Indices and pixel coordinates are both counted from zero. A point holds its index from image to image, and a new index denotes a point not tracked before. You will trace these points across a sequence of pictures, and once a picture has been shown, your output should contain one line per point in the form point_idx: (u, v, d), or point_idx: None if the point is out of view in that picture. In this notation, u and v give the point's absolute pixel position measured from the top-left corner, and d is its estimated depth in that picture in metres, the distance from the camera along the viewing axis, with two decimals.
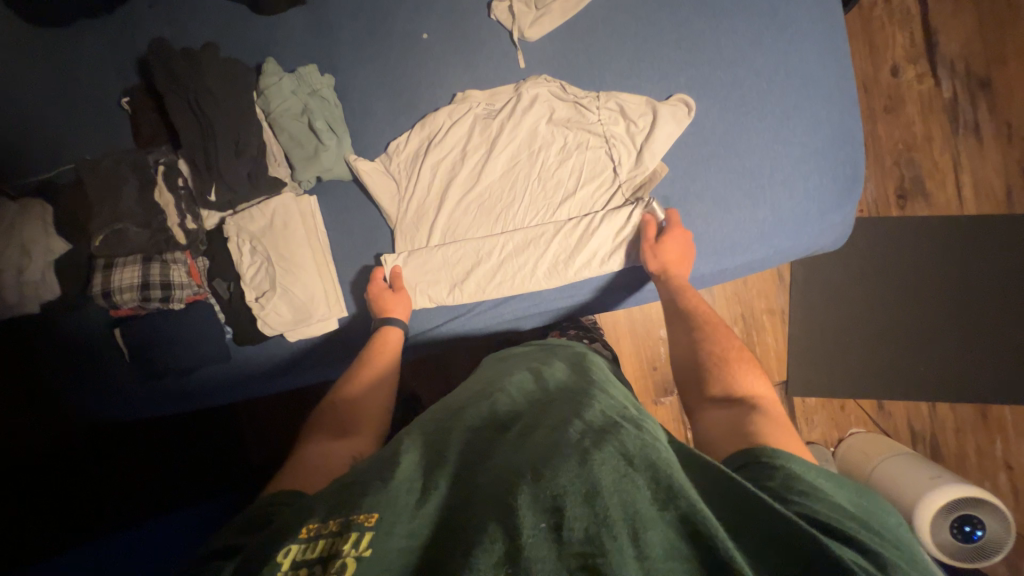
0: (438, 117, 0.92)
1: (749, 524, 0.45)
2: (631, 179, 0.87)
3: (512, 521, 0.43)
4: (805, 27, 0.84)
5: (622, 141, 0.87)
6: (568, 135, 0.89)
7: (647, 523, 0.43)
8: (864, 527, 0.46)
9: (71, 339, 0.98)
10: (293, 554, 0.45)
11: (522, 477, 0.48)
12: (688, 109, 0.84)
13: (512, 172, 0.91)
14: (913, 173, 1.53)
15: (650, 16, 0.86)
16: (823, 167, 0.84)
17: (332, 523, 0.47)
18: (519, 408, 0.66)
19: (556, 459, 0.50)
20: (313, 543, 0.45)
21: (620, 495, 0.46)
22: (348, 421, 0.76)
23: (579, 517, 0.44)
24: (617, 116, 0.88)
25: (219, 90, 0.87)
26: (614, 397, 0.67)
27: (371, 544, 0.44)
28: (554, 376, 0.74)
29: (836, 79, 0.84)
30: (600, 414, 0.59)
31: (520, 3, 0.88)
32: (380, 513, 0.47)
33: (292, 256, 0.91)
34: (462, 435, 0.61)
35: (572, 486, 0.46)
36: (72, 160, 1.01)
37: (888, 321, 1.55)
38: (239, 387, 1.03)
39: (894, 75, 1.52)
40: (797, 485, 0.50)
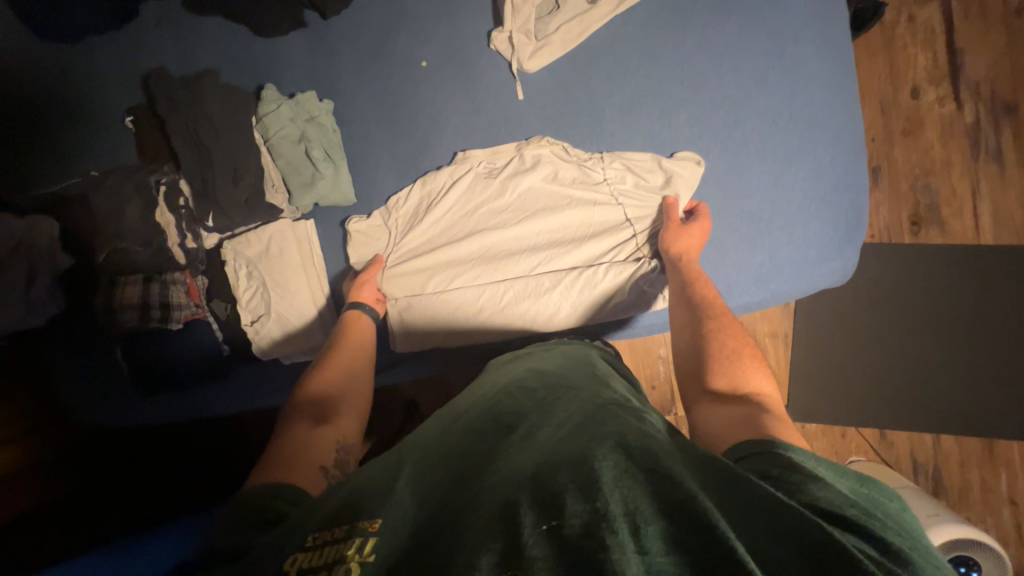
0: (438, 175, 0.92)
1: (747, 513, 0.43)
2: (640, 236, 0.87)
3: (512, 522, 0.43)
4: (814, 66, 0.81)
5: (629, 199, 0.87)
6: (572, 193, 0.89)
7: (646, 518, 0.42)
8: (866, 512, 0.44)
9: (76, 352, 1.01)
10: (299, 561, 0.45)
11: (524, 481, 0.47)
12: (697, 164, 0.83)
13: (514, 218, 0.90)
14: (930, 200, 1.48)
15: (653, 49, 0.84)
16: (825, 214, 0.82)
17: (335, 529, 0.48)
18: (523, 407, 0.64)
19: (558, 460, 0.49)
20: (316, 551, 0.46)
21: (621, 491, 0.44)
22: (332, 408, 0.79)
23: (578, 512, 0.43)
24: (623, 174, 0.87)
25: (221, 120, 0.88)
26: (620, 394, 0.66)
27: (373, 551, 0.45)
28: (563, 373, 0.72)
29: (843, 123, 0.81)
30: (602, 412, 0.58)
31: (520, 32, 0.86)
32: (384, 519, 0.49)
33: (287, 282, 0.93)
34: (465, 436, 0.59)
35: (572, 482, 0.46)
36: (79, 173, 1.03)
37: (896, 349, 1.52)
38: (233, 402, 1.04)
39: (915, 96, 1.47)
40: (796, 472, 0.48)
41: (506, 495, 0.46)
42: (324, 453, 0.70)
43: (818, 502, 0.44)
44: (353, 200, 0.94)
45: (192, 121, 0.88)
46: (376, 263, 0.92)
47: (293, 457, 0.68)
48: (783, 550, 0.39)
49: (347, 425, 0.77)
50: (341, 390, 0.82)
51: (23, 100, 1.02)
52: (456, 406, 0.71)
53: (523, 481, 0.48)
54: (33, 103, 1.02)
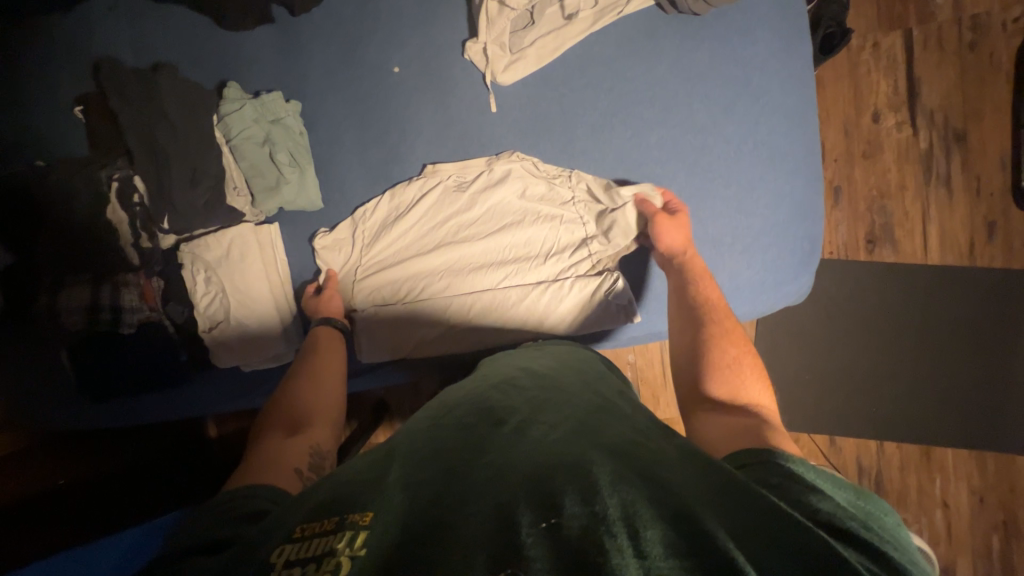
0: (406, 187, 0.91)
1: (751, 521, 0.44)
2: (604, 251, 0.88)
3: (511, 522, 0.43)
4: (778, 97, 0.84)
5: (596, 215, 0.88)
6: (542, 207, 0.89)
7: (645, 523, 0.43)
8: (864, 528, 0.46)
9: (19, 354, 0.95)
10: (286, 554, 0.44)
11: (524, 482, 0.47)
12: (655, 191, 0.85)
13: (489, 225, 0.90)
14: (884, 220, 1.56)
15: (626, 71, 0.85)
16: (784, 241, 0.85)
17: (325, 521, 0.46)
18: (518, 402, 0.62)
19: (557, 462, 0.49)
20: (305, 542, 0.44)
21: (619, 496, 0.45)
22: (309, 417, 0.77)
23: (577, 514, 0.43)
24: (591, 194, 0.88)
25: (179, 117, 0.84)
26: (611, 397, 0.67)
27: (365, 543, 0.43)
28: (558, 377, 0.71)
29: (803, 153, 0.84)
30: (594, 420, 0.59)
31: (494, 45, 0.85)
32: (375, 511, 0.47)
33: (246, 289, 0.90)
34: (461, 429, 0.57)
35: (572, 485, 0.46)
36: (24, 162, 0.96)
37: (848, 361, 1.60)
38: (189, 407, 0.99)
39: (875, 121, 1.54)
40: (797, 484, 0.50)
41: (507, 495, 0.46)
42: (298, 459, 0.68)
43: (820, 517, 0.47)
44: (319, 206, 0.92)
45: (149, 118, 0.84)
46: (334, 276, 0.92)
47: (265, 463, 0.66)
48: (777, 551, 0.41)
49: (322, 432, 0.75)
50: (317, 395, 0.80)
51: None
52: (447, 397, 0.68)
53: (521, 481, 0.47)
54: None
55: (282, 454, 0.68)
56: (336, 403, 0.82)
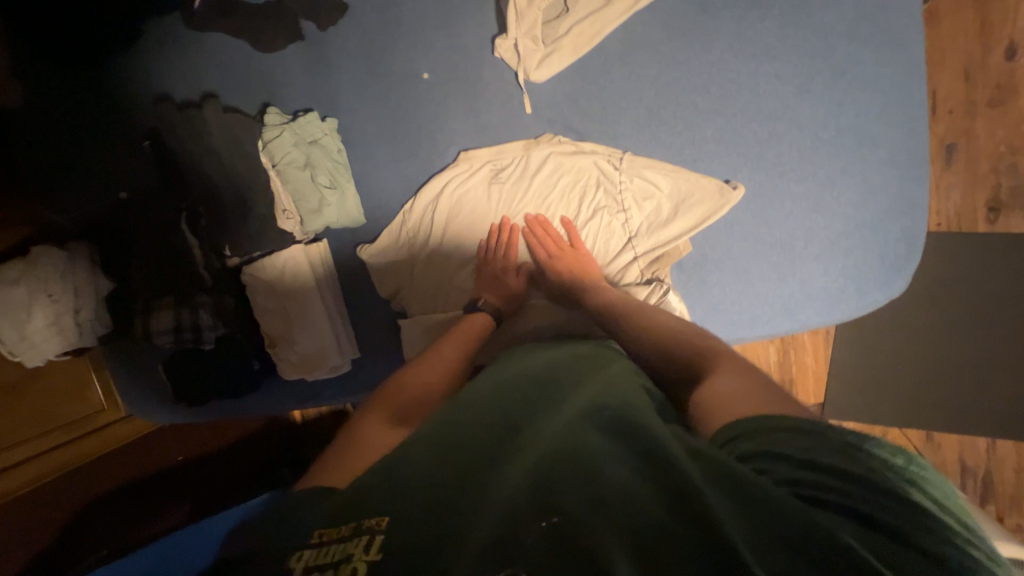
0: (438, 186, 0.89)
1: (777, 529, 0.39)
2: (649, 253, 0.80)
3: (512, 516, 0.41)
4: (867, 69, 0.70)
5: (639, 212, 0.80)
6: (583, 196, 0.83)
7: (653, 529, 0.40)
8: (887, 487, 0.41)
9: (131, 367, 1.09)
10: (305, 559, 0.40)
11: (520, 474, 0.45)
12: (716, 183, 0.75)
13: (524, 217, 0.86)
14: (1013, 182, 1.29)
15: (676, 54, 0.74)
16: (870, 242, 0.73)
17: (343, 526, 0.43)
18: (523, 390, 0.59)
19: (565, 456, 0.46)
20: (326, 548, 0.41)
21: (620, 493, 0.42)
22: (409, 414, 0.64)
23: (576, 509, 0.41)
24: (643, 182, 0.79)
25: (226, 148, 0.87)
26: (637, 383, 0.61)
27: (382, 547, 0.40)
28: (572, 365, 0.65)
29: (897, 134, 0.71)
30: (614, 404, 0.54)
31: (526, 38, 0.78)
32: (391, 511, 0.43)
33: (300, 308, 0.94)
34: (471, 415, 0.54)
35: (572, 484, 0.43)
36: (89, 196, 1.01)
37: (955, 349, 1.37)
38: (269, 404, 1.13)
39: (1008, 58, 1.24)
40: (805, 446, 0.45)
41: (513, 494, 0.43)
42: None
43: (844, 494, 0.41)
44: (361, 222, 0.94)
45: (200, 153, 0.87)
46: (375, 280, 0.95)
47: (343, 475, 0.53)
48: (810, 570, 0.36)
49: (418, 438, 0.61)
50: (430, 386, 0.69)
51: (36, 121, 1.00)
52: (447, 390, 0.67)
53: (523, 478, 0.45)
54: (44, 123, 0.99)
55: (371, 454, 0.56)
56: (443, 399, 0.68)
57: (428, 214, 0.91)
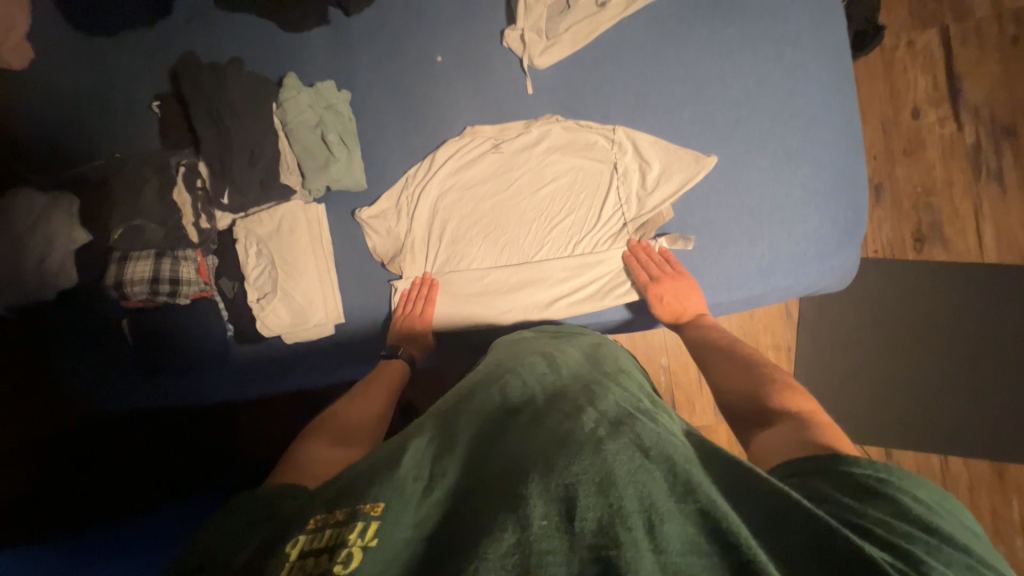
0: (446, 152, 0.95)
1: (785, 527, 0.40)
2: (638, 219, 0.90)
3: (522, 507, 0.42)
4: (811, 73, 0.86)
5: (628, 182, 0.90)
6: (577, 168, 0.92)
7: (663, 515, 0.41)
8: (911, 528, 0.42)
9: (81, 326, 1.02)
10: (300, 544, 0.43)
11: (531, 468, 0.46)
12: (695, 152, 0.86)
13: (521, 189, 0.94)
14: (931, 219, 1.49)
15: (658, 51, 0.89)
16: (826, 210, 0.85)
17: (338, 512, 0.45)
18: (535, 395, 0.62)
19: (571, 442, 0.48)
20: (318, 533, 0.43)
21: (635, 484, 0.43)
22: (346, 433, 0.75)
23: (586, 490, 0.43)
24: (630, 151, 0.90)
25: (243, 101, 0.92)
26: (635, 392, 0.65)
27: (377, 533, 0.43)
28: (572, 369, 0.70)
29: (837, 125, 0.86)
30: (614, 406, 0.57)
31: (532, 31, 0.91)
32: (387, 501, 0.45)
33: (295, 261, 0.96)
34: (475, 421, 0.58)
35: (587, 474, 0.44)
36: (100, 156, 1.06)
37: (901, 366, 1.48)
38: (236, 379, 1.06)
39: (915, 118, 1.50)
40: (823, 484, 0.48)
41: (518, 482, 0.45)
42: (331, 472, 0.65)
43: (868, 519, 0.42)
44: (363, 186, 0.97)
45: (216, 103, 0.91)
46: (374, 239, 0.97)
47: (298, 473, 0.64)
48: (808, 557, 0.38)
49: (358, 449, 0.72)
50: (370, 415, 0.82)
51: (61, 84, 1.07)
52: (459, 389, 0.69)
53: (531, 463, 0.47)
54: (72, 85, 1.07)
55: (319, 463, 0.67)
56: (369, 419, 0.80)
57: (435, 181, 0.96)
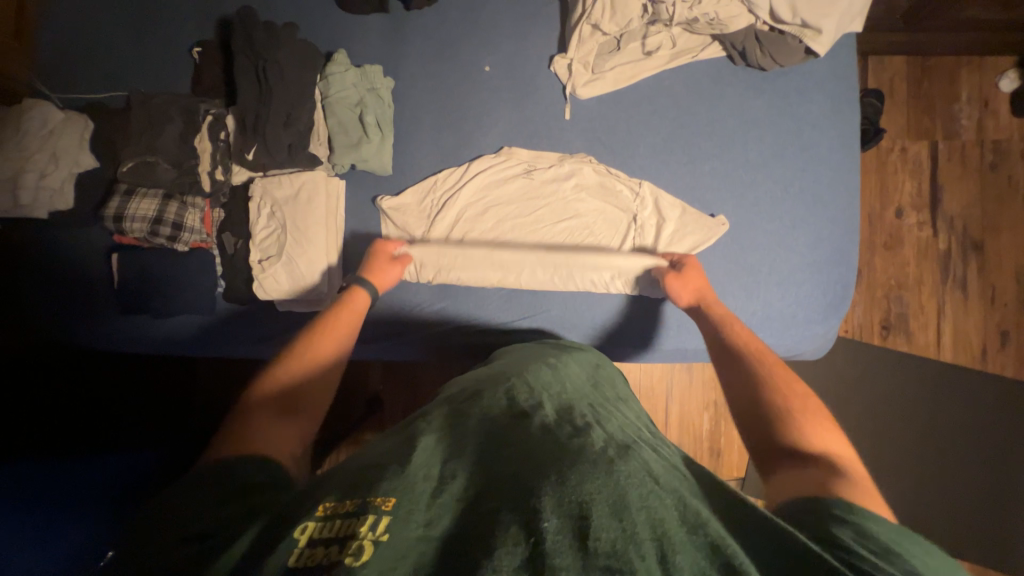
0: (482, 165, 0.98)
1: (790, 564, 0.43)
2: (649, 273, 0.94)
3: (537, 520, 0.44)
4: (823, 155, 0.94)
5: (643, 235, 0.96)
6: (599, 211, 0.97)
7: (675, 544, 0.43)
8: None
9: (64, 255, 0.99)
10: (308, 532, 0.45)
11: (546, 479, 0.48)
12: (715, 219, 0.92)
13: (542, 216, 0.98)
14: (898, 311, 1.61)
15: (690, 106, 0.95)
16: (818, 281, 0.92)
17: (349, 503, 0.47)
18: (544, 406, 0.64)
19: (584, 460, 0.51)
20: (329, 522, 0.45)
21: (646, 510, 0.46)
22: (295, 401, 0.71)
23: (599, 509, 0.45)
24: (650, 206, 0.95)
25: (289, 65, 0.93)
26: (633, 421, 0.69)
27: (388, 528, 0.44)
28: (575, 387, 0.74)
29: (838, 206, 0.93)
30: (620, 433, 0.61)
31: (580, 62, 0.96)
32: (398, 496, 0.47)
33: (306, 230, 0.95)
34: (482, 423, 0.60)
35: (601, 495, 0.46)
36: (126, 89, 1.05)
37: None
38: (209, 339, 1.02)
39: (898, 216, 1.63)
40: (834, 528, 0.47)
41: (532, 494, 0.47)
42: (290, 450, 0.64)
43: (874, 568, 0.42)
44: (389, 171, 0.99)
45: (262, 62, 0.93)
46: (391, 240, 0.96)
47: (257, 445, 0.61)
48: None
49: (308, 427, 0.69)
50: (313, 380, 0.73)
51: (102, 10, 1.06)
52: (469, 388, 0.72)
53: (546, 475, 0.49)
54: (113, 13, 1.06)
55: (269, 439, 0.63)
56: (323, 377, 0.75)
57: (462, 189, 0.98)
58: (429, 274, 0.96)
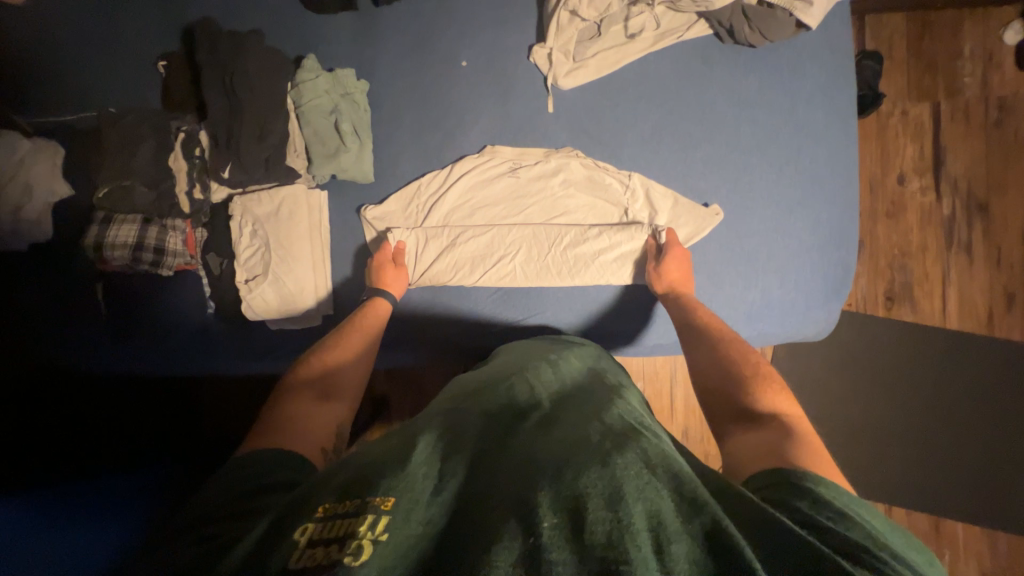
0: (466, 166, 0.95)
1: (783, 552, 0.43)
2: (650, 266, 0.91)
3: (533, 518, 0.45)
4: (819, 132, 0.90)
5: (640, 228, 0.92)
6: (589, 206, 0.94)
7: (670, 535, 0.44)
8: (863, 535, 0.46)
9: (50, 285, 0.97)
10: (309, 534, 0.45)
11: (542, 476, 0.49)
12: (709, 207, 0.89)
13: (532, 215, 0.95)
14: (903, 279, 1.57)
15: (678, 89, 0.91)
16: (817, 265, 0.89)
17: (348, 502, 0.48)
18: (541, 402, 0.65)
19: (580, 454, 0.51)
20: (327, 523, 0.46)
21: (643, 502, 0.46)
22: (330, 387, 0.76)
23: (595, 503, 0.46)
24: (642, 198, 0.92)
25: (257, 75, 0.89)
26: (633, 406, 0.69)
27: (387, 528, 0.46)
28: (574, 378, 0.74)
29: (836, 185, 0.90)
30: (618, 419, 0.60)
31: (559, 51, 0.92)
32: (397, 495, 0.48)
33: (291, 246, 0.94)
34: (479, 421, 0.61)
35: (597, 488, 0.47)
36: (93, 109, 1.01)
37: (861, 415, 1.54)
38: (201, 360, 1.01)
39: (900, 182, 1.58)
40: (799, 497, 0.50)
41: (527, 491, 0.48)
42: (324, 436, 0.68)
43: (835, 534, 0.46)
44: (370, 178, 0.96)
45: (229, 73, 0.89)
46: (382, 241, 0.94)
47: (294, 430, 0.66)
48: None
49: (342, 409, 0.74)
50: (347, 372, 0.78)
51: (60, 28, 1.01)
52: (467, 386, 0.72)
53: (542, 471, 0.50)
54: (72, 31, 1.01)
55: (308, 421, 0.68)
56: (355, 368, 0.80)
57: (447, 193, 0.95)
58: (420, 282, 0.94)
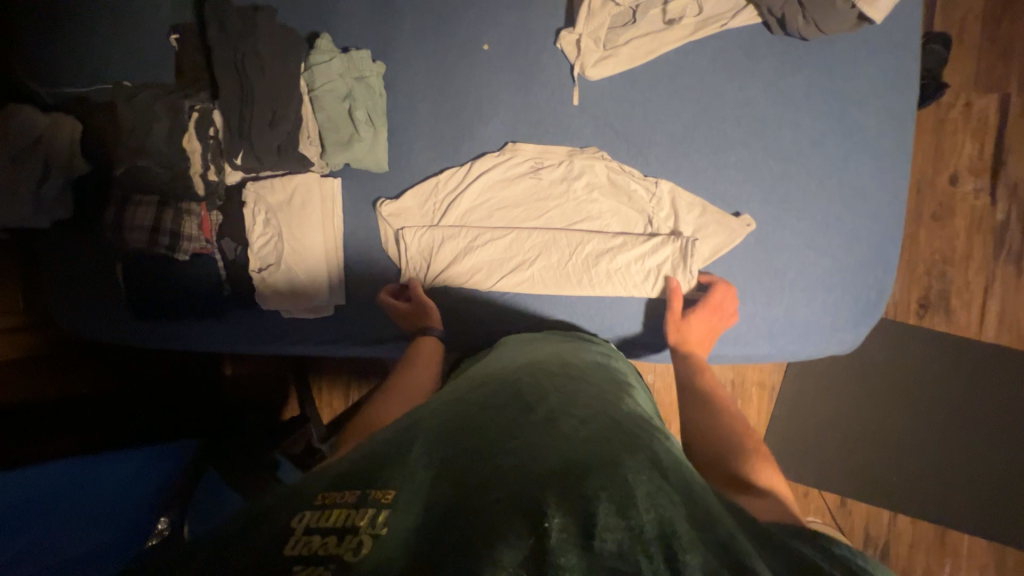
0: (486, 163, 0.91)
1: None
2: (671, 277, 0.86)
3: (541, 520, 0.42)
4: (869, 140, 0.82)
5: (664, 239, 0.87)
6: (612, 213, 0.89)
7: (683, 544, 0.41)
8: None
9: (72, 262, 0.99)
10: (306, 521, 0.43)
11: (549, 476, 0.47)
12: (741, 221, 0.83)
13: (551, 216, 0.90)
14: (941, 287, 1.48)
15: (716, 85, 0.84)
16: (849, 285, 0.84)
17: (348, 493, 0.45)
18: (548, 392, 0.62)
19: (588, 457, 0.49)
20: (327, 511, 0.43)
21: (654, 509, 0.44)
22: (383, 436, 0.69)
23: (605, 508, 0.43)
24: (668, 209, 0.87)
25: (270, 57, 0.86)
26: (640, 406, 0.67)
27: (387, 522, 0.42)
28: (583, 371, 0.71)
29: (881, 199, 0.83)
30: (626, 422, 0.58)
31: (589, 38, 0.85)
32: (398, 489, 0.45)
33: (304, 236, 0.93)
34: (482, 407, 0.58)
35: (608, 492, 0.45)
36: (106, 83, 0.99)
37: (879, 424, 1.50)
38: (219, 342, 1.03)
39: (952, 182, 1.46)
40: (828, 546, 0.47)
41: (533, 488, 0.45)
42: None
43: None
44: (384, 168, 0.92)
45: (242, 55, 0.85)
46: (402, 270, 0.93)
47: None
48: None
49: None
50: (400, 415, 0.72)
51: None
52: (472, 377, 0.70)
53: (549, 469, 0.47)
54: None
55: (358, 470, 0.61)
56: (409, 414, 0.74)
57: (464, 190, 0.91)
58: (432, 280, 0.93)
